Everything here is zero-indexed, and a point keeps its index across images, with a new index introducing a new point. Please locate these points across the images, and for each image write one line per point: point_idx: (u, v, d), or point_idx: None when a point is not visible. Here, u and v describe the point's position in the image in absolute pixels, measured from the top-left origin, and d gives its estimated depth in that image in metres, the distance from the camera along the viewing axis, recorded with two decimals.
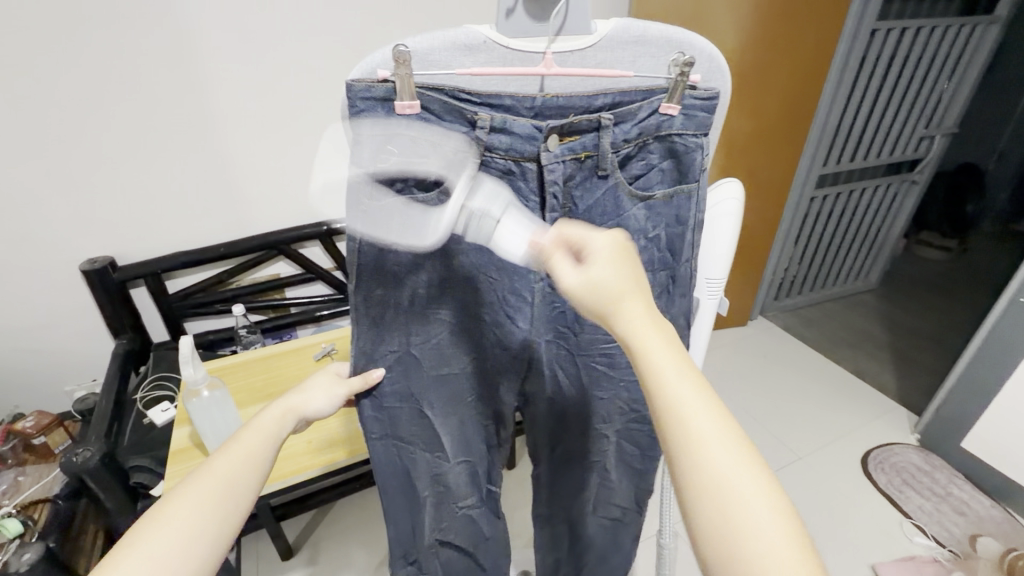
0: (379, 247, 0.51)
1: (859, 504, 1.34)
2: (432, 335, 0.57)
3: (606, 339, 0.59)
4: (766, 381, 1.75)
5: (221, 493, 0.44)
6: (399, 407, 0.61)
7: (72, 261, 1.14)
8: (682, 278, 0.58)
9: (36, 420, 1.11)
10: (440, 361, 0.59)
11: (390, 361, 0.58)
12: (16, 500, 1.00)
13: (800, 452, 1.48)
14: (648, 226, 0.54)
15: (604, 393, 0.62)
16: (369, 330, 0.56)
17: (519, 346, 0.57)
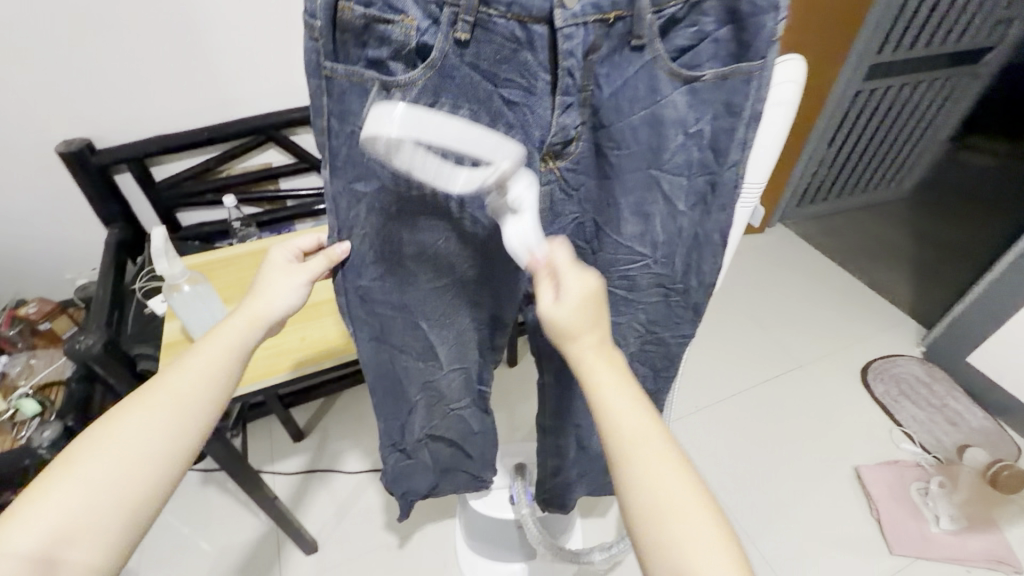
0: (358, 136, 0.43)
1: (853, 411, 1.37)
2: (427, 241, 0.51)
3: (623, 257, 0.50)
4: (777, 290, 1.71)
5: (166, 399, 0.46)
6: (391, 313, 0.57)
7: (48, 143, 1.06)
8: (727, 187, 0.46)
9: (38, 306, 1.12)
10: (435, 266, 0.54)
11: (382, 270, 0.53)
12: (32, 381, 1.03)
13: (800, 360, 1.49)
14: (690, 119, 0.42)
15: (616, 315, 0.55)
16: (354, 235, 0.49)
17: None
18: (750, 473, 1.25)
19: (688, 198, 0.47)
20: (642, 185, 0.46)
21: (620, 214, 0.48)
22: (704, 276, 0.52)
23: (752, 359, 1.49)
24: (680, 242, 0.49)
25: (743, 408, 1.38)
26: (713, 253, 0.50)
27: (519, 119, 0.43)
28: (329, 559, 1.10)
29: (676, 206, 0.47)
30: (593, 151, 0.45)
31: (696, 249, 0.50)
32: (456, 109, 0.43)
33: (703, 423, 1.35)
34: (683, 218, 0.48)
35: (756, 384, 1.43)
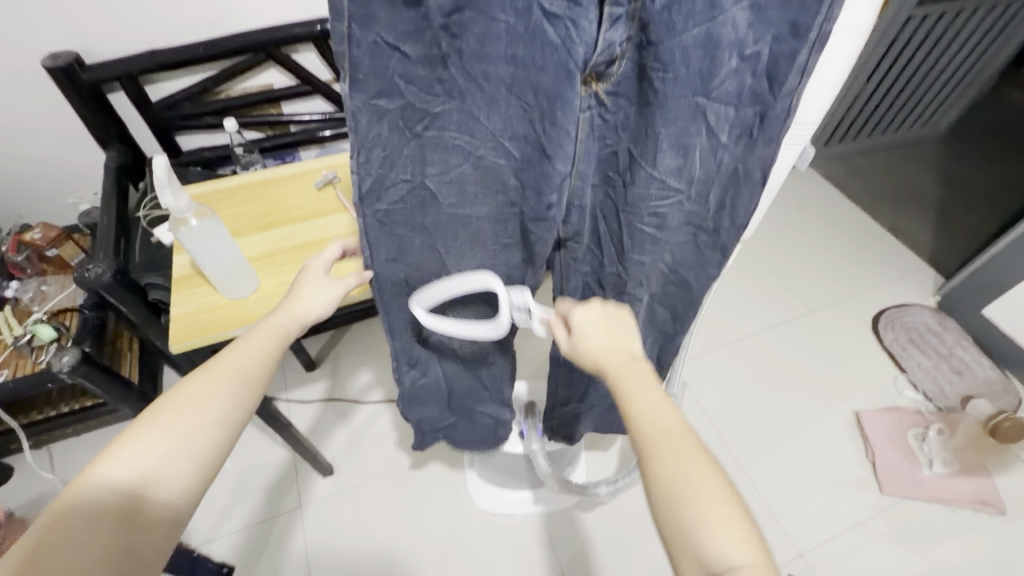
0: (379, 46, 0.34)
1: (860, 357, 1.38)
2: (450, 166, 0.43)
3: (657, 193, 0.45)
4: (795, 233, 1.66)
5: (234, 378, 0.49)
6: (409, 240, 0.49)
7: (33, 54, 0.99)
8: (776, 120, 0.39)
9: (43, 231, 1.08)
10: (461, 200, 0.46)
11: (403, 195, 0.45)
12: (45, 308, 1.03)
13: (811, 305, 1.48)
14: (748, 37, 0.35)
15: (642, 255, 0.51)
16: (375, 155, 0.40)
17: (554, 192, 0.44)
18: (753, 414, 1.27)
19: (732, 130, 0.40)
20: (685, 117, 0.39)
21: (658, 146, 0.41)
22: (740, 222, 0.46)
23: (763, 303, 1.48)
24: (721, 179, 0.44)
25: (751, 352, 1.38)
26: (753, 197, 0.44)
27: (560, 36, 0.34)
28: (344, 482, 1.16)
29: (718, 138, 0.41)
30: (635, 74, 0.38)
31: (732, 187, 0.44)
32: (490, 22, 0.34)
33: (710, 365, 1.36)
34: (724, 153, 0.42)
35: (764, 328, 1.43)
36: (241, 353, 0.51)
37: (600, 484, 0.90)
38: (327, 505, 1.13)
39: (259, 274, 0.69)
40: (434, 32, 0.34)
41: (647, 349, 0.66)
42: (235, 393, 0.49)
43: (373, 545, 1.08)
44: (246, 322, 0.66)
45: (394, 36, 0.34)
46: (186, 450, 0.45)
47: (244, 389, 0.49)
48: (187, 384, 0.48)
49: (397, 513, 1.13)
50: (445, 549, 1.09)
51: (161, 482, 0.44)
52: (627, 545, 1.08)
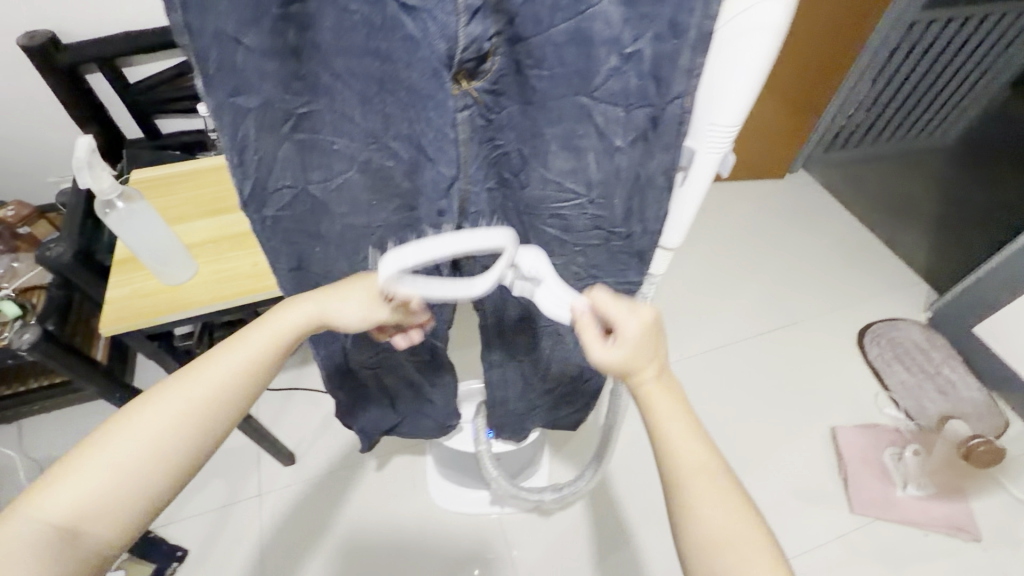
0: (220, 35, 0.30)
1: (843, 372, 1.34)
2: (337, 175, 0.40)
3: (554, 195, 0.42)
4: (785, 241, 1.62)
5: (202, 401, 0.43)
6: (308, 247, 0.47)
7: (11, 33, 0.99)
8: (670, 126, 0.36)
9: (16, 208, 1.09)
10: (354, 210, 0.43)
11: (288, 201, 0.41)
12: (15, 284, 1.04)
13: (796, 316, 1.44)
14: (624, 38, 0.31)
15: (552, 259, 0.49)
16: (248, 154, 0.37)
17: (444, 199, 0.40)
18: (726, 424, 1.24)
19: (626, 131, 0.37)
20: (570, 116, 0.36)
21: (548, 147, 0.38)
22: (648, 224, 0.44)
23: (748, 311, 1.45)
24: (620, 182, 0.40)
25: (731, 362, 1.35)
26: (658, 198, 0.42)
27: (420, 29, 0.30)
28: (305, 471, 1.15)
29: (612, 142, 0.37)
30: (513, 71, 0.34)
31: (633, 187, 0.41)
32: (341, 12, 0.30)
33: (687, 371, 1.33)
34: (623, 156, 0.38)
35: (745, 337, 1.40)
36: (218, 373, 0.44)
37: (545, 491, 0.92)
38: (286, 493, 1.12)
39: (197, 260, 0.69)
40: (273, 24, 0.30)
41: (577, 350, 0.64)
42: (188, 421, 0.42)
43: (328, 536, 1.07)
44: (181, 309, 0.65)
45: (235, 26, 0.29)
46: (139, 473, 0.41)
47: (219, 411, 0.43)
48: (161, 394, 0.42)
49: (357, 503, 1.11)
50: (400, 544, 1.07)
51: (102, 506, 0.40)
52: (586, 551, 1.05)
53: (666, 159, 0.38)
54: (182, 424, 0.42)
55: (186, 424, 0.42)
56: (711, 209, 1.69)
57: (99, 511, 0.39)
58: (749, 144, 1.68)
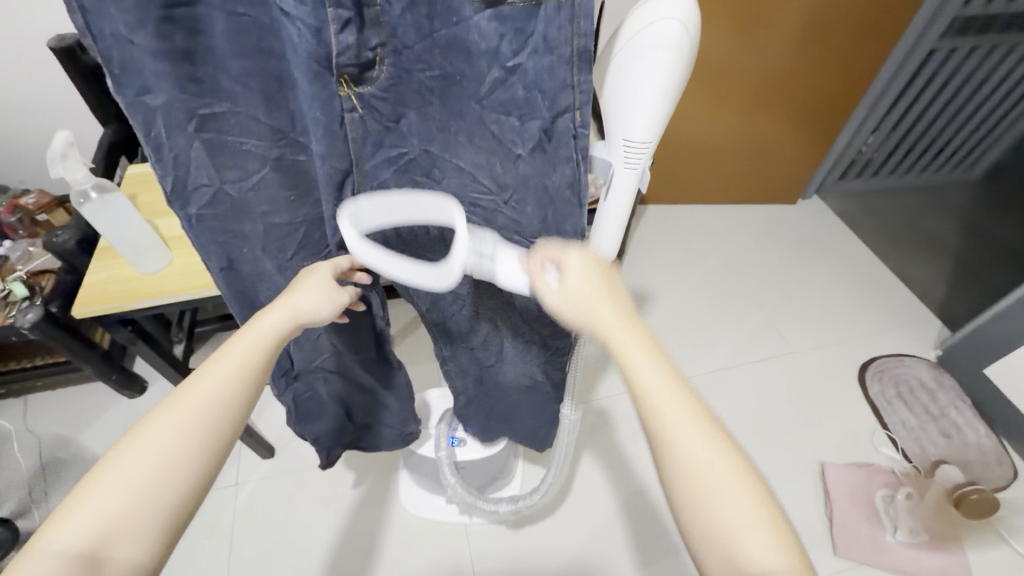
0: (119, 38, 0.33)
1: (840, 407, 1.28)
2: (250, 174, 0.43)
3: (471, 189, 0.47)
4: (790, 268, 1.57)
5: (191, 432, 0.38)
6: (236, 248, 0.49)
7: (37, 37, 1.06)
8: (559, 135, 0.40)
9: (36, 197, 1.17)
10: (278, 210, 0.46)
11: (209, 200, 0.44)
12: (28, 268, 1.09)
13: (795, 347, 1.39)
14: (503, 52, 0.36)
15: None
16: (165, 153, 0.40)
17: (340, 190, 0.43)
18: None
19: (524, 141, 0.41)
20: (472, 120, 0.41)
21: (456, 141, 0.43)
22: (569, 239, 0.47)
23: (745, 337, 1.41)
24: (525, 189, 0.44)
25: (723, 391, 1.30)
26: (571, 212, 0.45)
27: (297, 36, 0.34)
28: (281, 466, 1.15)
29: (514, 150, 0.41)
30: (400, 78, 0.38)
31: (536, 195, 0.44)
32: (230, 16, 0.35)
33: None
34: (523, 164, 0.42)
35: (740, 363, 1.35)
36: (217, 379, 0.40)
37: (501, 501, 0.91)
38: (259, 488, 1.12)
39: (172, 251, 0.73)
40: (160, 25, 0.33)
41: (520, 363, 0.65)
42: (175, 454, 0.38)
43: (295, 533, 1.07)
44: (152, 295, 0.68)
45: (126, 27, 0.33)
46: (148, 506, 0.36)
47: (223, 421, 0.40)
48: (160, 413, 0.39)
49: (326, 504, 1.11)
50: (364, 549, 1.06)
51: (122, 539, 0.35)
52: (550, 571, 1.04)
53: (562, 169, 0.42)
54: (187, 439, 0.38)
55: (205, 422, 0.39)
56: (716, 233, 1.66)
57: (126, 546, 0.35)
58: (759, 171, 1.63)
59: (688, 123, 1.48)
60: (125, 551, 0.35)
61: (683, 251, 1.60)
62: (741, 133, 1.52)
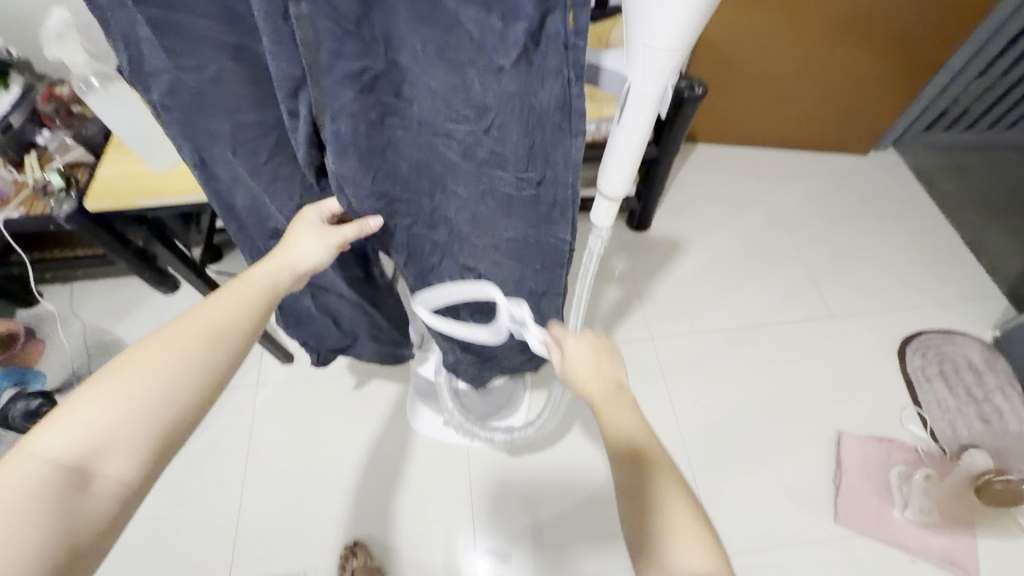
0: None
1: (871, 378, 1.20)
2: (208, 64, 0.41)
3: (445, 117, 0.40)
4: (845, 226, 1.44)
5: (194, 349, 0.44)
6: (210, 142, 0.49)
7: None
8: (549, 38, 0.35)
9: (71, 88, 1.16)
10: (247, 110, 0.46)
11: (171, 88, 0.43)
12: (64, 158, 1.11)
13: (835, 310, 1.30)
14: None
15: (457, 184, 0.47)
16: (115, 30, 0.38)
17: (293, 99, 0.38)
18: (723, 408, 1.17)
19: (506, 53, 0.35)
20: (439, 20, 0.34)
21: (423, 52, 0.36)
22: (557, 169, 0.45)
23: (782, 295, 1.32)
24: (510, 112, 0.40)
25: (747, 349, 1.24)
26: (561, 134, 0.41)
27: None
28: (299, 372, 1.21)
29: (494, 61, 0.36)
30: None
31: (520, 118, 0.40)
32: None
33: (694, 347, 1.25)
34: (506, 81, 0.37)
35: (771, 322, 1.28)
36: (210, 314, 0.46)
37: (497, 430, 0.92)
38: (277, 389, 1.18)
39: None
40: None
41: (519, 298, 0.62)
42: (172, 373, 0.42)
43: (308, 435, 1.13)
44: (157, 195, 0.68)
45: None
46: (142, 423, 0.41)
47: (222, 351, 0.45)
48: (158, 336, 0.44)
49: (338, 412, 1.16)
50: (369, 457, 1.11)
51: (115, 446, 0.40)
52: (542, 500, 1.07)
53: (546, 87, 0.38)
54: (186, 360, 0.43)
55: (204, 349, 0.45)
56: (767, 181, 1.52)
57: (117, 459, 0.40)
58: (825, 116, 1.46)
59: (754, 51, 1.31)
60: (117, 465, 0.40)
61: (727, 198, 1.48)
62: (815, 68, 1.34)
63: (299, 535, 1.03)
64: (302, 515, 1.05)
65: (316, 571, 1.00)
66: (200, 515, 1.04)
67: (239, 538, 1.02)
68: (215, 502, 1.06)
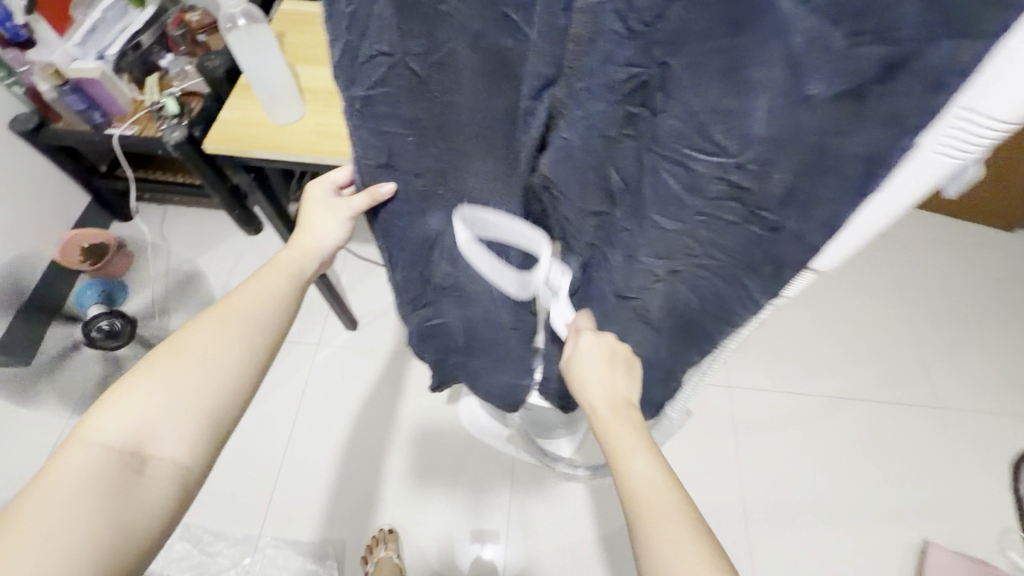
0: None
1: (973, 490, 1.06)
2: (441, 46, 0.32)
3: (696, 140, 0.31)
4: (976, 307, 1.26)
5: (239, 325, 0.44)
6: (397, 137, 0.39)
7: None
8: (920, 73, 0.23)
9: (200, 15, 1.11)
10: (462, 97, 0.35)
11: (381, 75, 0.34)
12: (182, 85, 1.09)
13: (945, 403, 1.14)
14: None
15: (665, 219, 0.37)
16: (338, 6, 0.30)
17: (534, 95, 0.33)
18: (795, 477, 1.07)
19: (833, 79, 0.24)
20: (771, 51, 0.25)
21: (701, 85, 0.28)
22: (809, 228, 0.33)
23: (885, 371, 1.18)
24: (788, 152, 0.29)
25: (835, 425, 1.12)
26: (839, 201, 0.31)
27: None
28: (360, 341, 1.18)
29: (801, 87, 0.25)
30: None
31: (773, 153, 0.29)
32: None
33: (774, 406, 1.13)
34: (808, 117, 0.27)
35: (867, 399, 1.14)
36: (238, 297, 0.45)
37: None
38: (335, 355, 1.16)
39: (306, 105, 0.68)
40: None
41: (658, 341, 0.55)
42: (217, 355, 0.42)
43: (357, 407, 1.11)
44: (277, 149, 0.66)
45: None
46: (183, 412, 0.40)
47: (264, 326, 0.45)
48: (190, 324, 0.43)
49: (390, 392, 1.12)
50: (419, 442, 1.07)
51: (164, 437, 0.39)
52: (585, 535, 0.99)
53: (855, 141, 0.27)
54: (230, 337, 0.43)
55: (246, 327, 0.44)
56: (893, 242, 1.34)
57: (166, 442, 0.39)
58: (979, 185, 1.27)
59: None
60: (168, 448, 0.39)
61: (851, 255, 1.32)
62: None
63: (333, 508, 1.02)
64: (339, 489, 1.03)
65: (342, 548, 0.99)
66: (245, 465, 1.05)
67: (275, 498, 1.02)
68: (259, 455, 1.06)
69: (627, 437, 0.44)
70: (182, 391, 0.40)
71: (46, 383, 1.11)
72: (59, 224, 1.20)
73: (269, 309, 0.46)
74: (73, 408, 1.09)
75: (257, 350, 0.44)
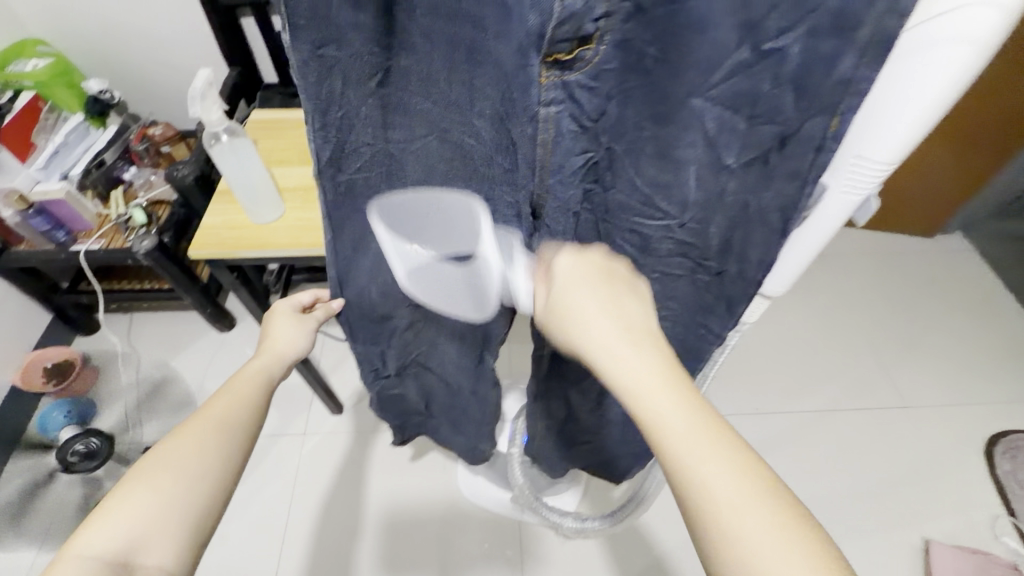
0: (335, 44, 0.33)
1: (956, 481, 1.11)
2: (417, 139, 0.41)
3: (637, 214, 0.41)
4: (918, 308, 1.37)
5: (213, 431, 0.44)
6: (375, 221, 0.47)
7: None
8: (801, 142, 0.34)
9: (163, 129, 1.17)
10: (427, 178, 0.43)
11: (365, 162, 0.41)
12: (149, 194, 1.13)
13: (912, 401, 1.21)
14: (766, 27, 0.29)
15: None
16: (331, 115, 0.37)
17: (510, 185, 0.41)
18: (794, 497, 1.09)
19: (742, 152, 0.35)
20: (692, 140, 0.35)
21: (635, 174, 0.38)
22: (747, 265, 0.45)
23: (852, 380, 1.25)
24: (715, 210, 0.40)
25: (819, 439, 1.16)
26: (766, 233, 0.41)
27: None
28: (348, 424, 1.16)
29: (721, 158, 0.36)
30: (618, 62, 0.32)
31: (708, 212, 0.40)
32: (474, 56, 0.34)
33: (761, 430, 1.17)
34: (730, 180, 0.37)
35: (844, 410, 1.20)
36: (211, 406, 0.46)
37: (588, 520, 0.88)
38: (324, 442, 1.14)
39: (285, 203, 0.72)
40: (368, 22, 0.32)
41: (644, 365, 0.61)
42: (197, 460, 0.42)
43: (352, 492, 1.08)
44: (261, 246, 0.69)
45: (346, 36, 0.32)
46: (168, 520, 0.39)
47: (237, 428, 0.45)
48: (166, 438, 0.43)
49: (384, 472, 1.10)
50: (420, 519, 1.05)
51: (152, 547, 0.38)
52: None
53: (772, 199, 0.38)
54: (208, 442, 0.43)
55: (220, 431, 0.44)
56: (834, 260, 1.46)
57: (153, 552, 0.38)
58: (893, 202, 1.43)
59: None
60: (155, 558, 0.38)
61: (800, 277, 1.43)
62: None
63: None
64: None
65: None
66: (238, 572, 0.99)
67: None
68: (252, 560, 1.00)
69: (636, 364, 0.34)
70: (164, 500, 0.39)
71: (9, 516, 1.04)
72: (19, 345, 1.16)
73: (242, 412, 0.47)
74: (41, 540, 1.01)
75: (236, 452, 0.44)
